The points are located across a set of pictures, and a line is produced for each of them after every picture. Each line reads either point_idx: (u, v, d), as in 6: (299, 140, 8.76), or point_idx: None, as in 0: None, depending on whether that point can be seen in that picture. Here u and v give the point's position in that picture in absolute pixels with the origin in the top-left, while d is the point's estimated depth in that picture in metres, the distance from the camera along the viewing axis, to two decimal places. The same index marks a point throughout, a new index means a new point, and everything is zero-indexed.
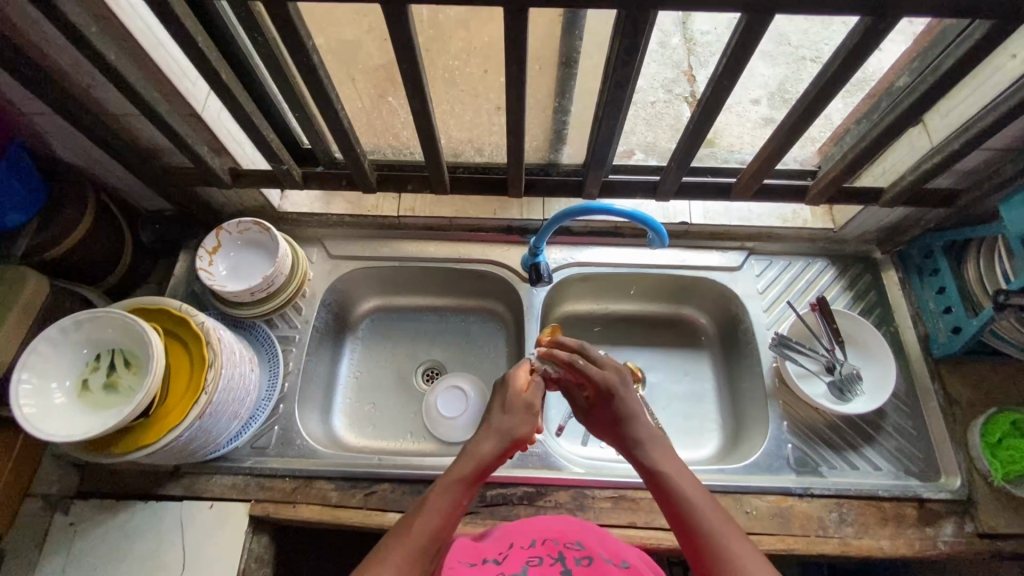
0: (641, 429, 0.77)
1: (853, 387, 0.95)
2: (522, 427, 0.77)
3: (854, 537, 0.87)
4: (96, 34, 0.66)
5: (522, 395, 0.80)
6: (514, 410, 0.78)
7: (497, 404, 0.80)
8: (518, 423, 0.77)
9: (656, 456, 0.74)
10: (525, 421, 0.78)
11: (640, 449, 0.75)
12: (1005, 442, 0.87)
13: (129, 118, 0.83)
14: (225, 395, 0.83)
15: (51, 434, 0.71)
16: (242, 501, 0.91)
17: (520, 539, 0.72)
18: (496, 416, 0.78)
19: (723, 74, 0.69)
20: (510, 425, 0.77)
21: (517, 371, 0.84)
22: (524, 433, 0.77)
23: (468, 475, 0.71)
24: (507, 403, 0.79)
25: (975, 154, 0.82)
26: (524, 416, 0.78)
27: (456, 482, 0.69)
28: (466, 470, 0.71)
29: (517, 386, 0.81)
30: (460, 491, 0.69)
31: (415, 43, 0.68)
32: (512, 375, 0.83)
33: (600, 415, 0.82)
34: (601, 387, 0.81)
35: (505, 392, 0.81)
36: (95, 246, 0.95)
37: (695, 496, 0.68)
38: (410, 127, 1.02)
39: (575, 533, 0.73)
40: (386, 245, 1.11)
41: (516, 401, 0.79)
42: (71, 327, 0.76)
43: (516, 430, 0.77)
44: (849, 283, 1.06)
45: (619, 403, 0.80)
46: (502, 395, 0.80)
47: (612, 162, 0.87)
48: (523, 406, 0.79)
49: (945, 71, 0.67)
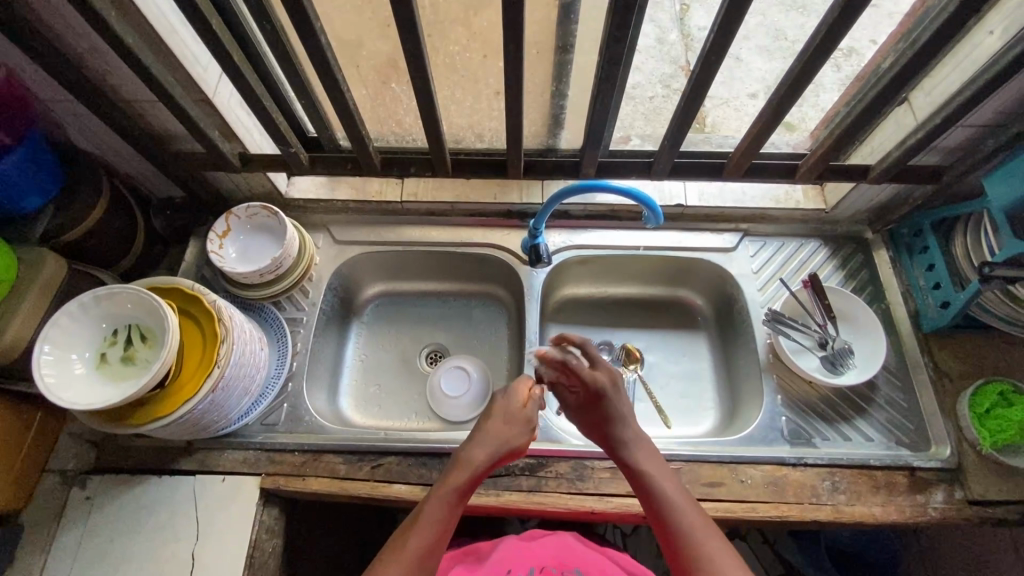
0: (626, 430, 0.81)
1: (844, 360, 0.98)
2: (518, 438, 0.80)
3: (846, 503, 0.89)
4: (115, 17, 0.70)
5: (522, 407, 0.82)
6: (511, 422, 0.81)
7: (495, 415, 0.82)
8: (513, 434, 0.80)
9: (639, 457, 0.79)
10: (521, 433, 0.81)
11: (625, 448, 0.80)
12: (993, 412, 0.90)
13: (142, 103, 0.87)
14: (237, 370, 0.87)
15: (72, 403, 0.74)
16: (253, 475, 0.94)
17: (521, 565, 0.82)
18: (493, 426, 0.80)
19: (711, 51, 0.72)
20: (506, 437, 0.80)
21: (517, 384, 0.85)
22: (520, 444, 0.81)
23: (462, 484, 0.75)
24: (505, 414, 0.82)
25: (958, 130, 0.85)
26: (521, 428, 0.81)
27: (451, 491, 0.74)
28: (459, 480, 0.75)
29: (518, 399, 0.83)
30: (455, 499, 0.74)
31: (418, 26, 0.71)
32: (513, 390, 0.85)
33: (587, 415, 0.84)
34: (591, 390, 0.83)
35: (504, 402, 0.83)
36: (110, 229, 0.98)
37: (677, 499, 0.73)
38: (412, 114, 1.05)
39: (569, 559, 0.84)
40: (389, 230, 1.14)
41: (514, 415, 0.82)
42: (91, 303, 0.80)
43: (511, 442, 0.80)
44: (841, 263, 1.09)
45: (608, 405, 0.82)
46: (501, 407, 0.82)
47: (608, 141, 0.90)
48: (522, 417, 0.82)
49: (924, 44, 0.70)
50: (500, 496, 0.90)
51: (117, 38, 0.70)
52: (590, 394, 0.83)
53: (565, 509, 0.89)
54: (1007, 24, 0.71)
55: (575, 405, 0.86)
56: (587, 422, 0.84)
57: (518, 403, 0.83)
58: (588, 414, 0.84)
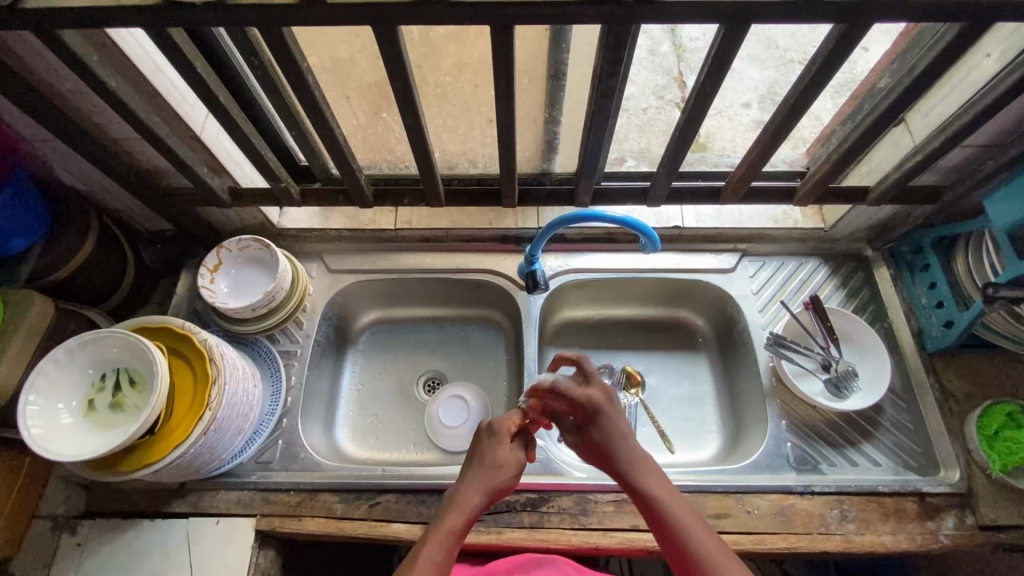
0: (626, 451, 0.79)
1: (849, 383, 0.97)
2: (507, 479, 0.78)
3: (856, 533, 0.87)
4: (98, 61, 0.68)
5: (509, 448, 0.79)
6: (500, 463, 0.78)
7: (482, 455, 0.79)
8: (501, 475, 0.77)
9: (640, 474, 0.76)
10: (510, 474, 0.78)
11: (627, 470, 0.77)
12: (1002, 435, 0.89)
13: (129, 141, 0.85)
14: (229, 411, 0.84)
15: (58, 455, 0.72)
16: (248, 516, 0.91)
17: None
18: (480, 466, 0.78)
19: (706, 81, 0.71)
20: (497, 478, 0.77)
21: (504, 419, 0.82)
22: (510, 485, 0.79)
23: (458, 527, 0.72)
24: (495, 454, 0.79)
25: (957, 151, 0.84)
26: (510, 469, 0.79)
27: (448, 534, 0.72)
28: (456, 523, 0.73)
29: (506, 435, 0.80)
30: (453, 539, 0.72)
31: (406, 64, 0.68)
32: (498, 423, 0.82)
33: (585, 440, 0.83)
34: (589, 408, 0.81)
35: (491, 444, 0.80)
36: (100, 266, 0.97)
37: (685, 518, 0.72)
38: (405, 142, 1.03)
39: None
40: (384, 258, 1.13)
41: (503, 455, 0.79)
42: (77, 348, 0.78)
43: (503, 483, 0.78)
44: (842, 281, 1.08)
45: (602, 424, 0.80)
46: (488, 447, 0.79)
47: (602, 168, 0.89)
48: (512, 457, 0.79)
49: (921, 72, 0.69)
50: (501, 535, 0.88)
51: (101, 81, 0.68)
52: (588, 413, 0.82)
53: (569, 546, 0.87)
54: (1005, 47, 0.70)
55: (572, 433, 0.85)
56: (584, 448, 0.83)
57: (507, 443, 0.80)
58: (585, 439, 0.82)
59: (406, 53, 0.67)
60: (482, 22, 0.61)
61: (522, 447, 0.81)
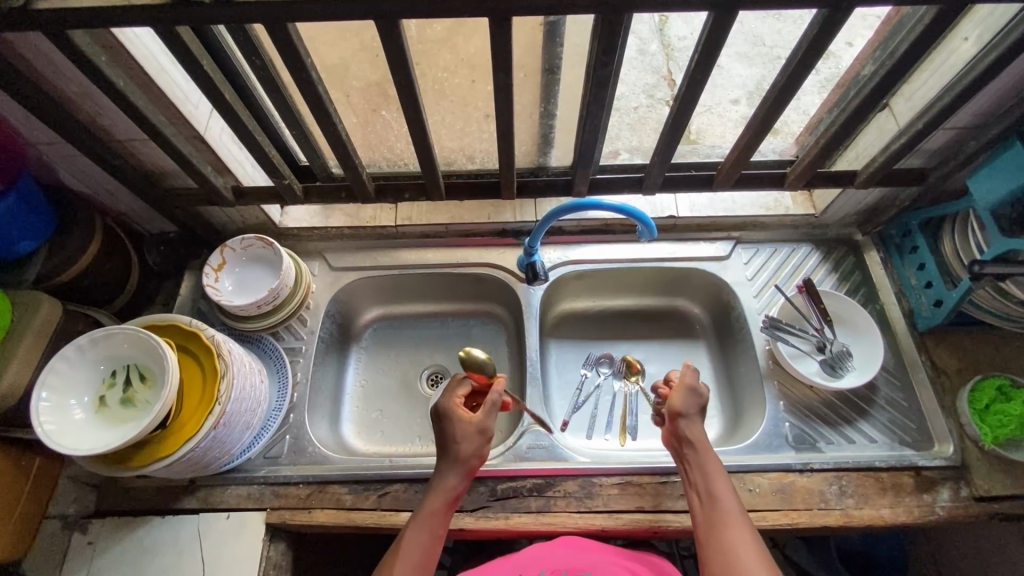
0: (686, 399, 0.83)
1: (844, 363, 0.99)
2: (478, 450, 0.81)
3: (855, 507, 0.89)
4: (105, 61, 0.69)
5: (473, 421, 0.81)
6: (464, 441, 0.81)
7: (446, 439, 0.81)
8: (471, 451, 0.81)
9: (693, 429, 0.82)
10: (477, 445, 0.81)
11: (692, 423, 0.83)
12: (993, 408, 0.92)
13: (135, 142, 0.87)
14: (238, 406, 0.86)
15: (70, 449, 0.73)
16: (258, 510, 0.92)
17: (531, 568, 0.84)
18: (448, 450, 0.81)
19: (696, 69, 0.73)
20: (467, 455, 0.81)
21: (449, 400, 0.83)
22: (481, 453, 0.82)
23: (438, 509, 0.78)
24: (457, 433, 0.81)
25: (939, 133, 0.87)
26: (477, 440, 0.82)
27: (432, 514, 0.78)
28: (437, 504, 0.78)
29: (461, 411, 0.82)
30: (439, 518, 0.78)
31: (408, 57, 0.70)
32: (448, 407, 0.82)
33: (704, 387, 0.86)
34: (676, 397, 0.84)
35: (451, 425, 0.81)
36: (104, 267, 0.98)
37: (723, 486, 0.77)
38: (404, 140, 1.06)
39: (581, 562, 0.84)
40: (386, 254, 1.15)
41: (466, 431, 0.81)
42: (88, 345, 0.79)
43: (473, 456, 0.81)
44: (833, 266, 1.10)
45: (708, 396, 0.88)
46: (450, 428, 0.81)
47: (598, 160, 0.91)
48: (474, 430, 0.81)
49: (902, 56, 0.71)
50: (509, 520, 0.89)
51: (108, 80, 0.70)
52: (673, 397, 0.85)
53: (576, 528, 0.89)
54: (981, 30, 0.74)
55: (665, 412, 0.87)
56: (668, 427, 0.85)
57: (468, 418, 0.81)
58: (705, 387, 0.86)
59: (407, 48, 0.69)
60: (481, 13, 0.63)
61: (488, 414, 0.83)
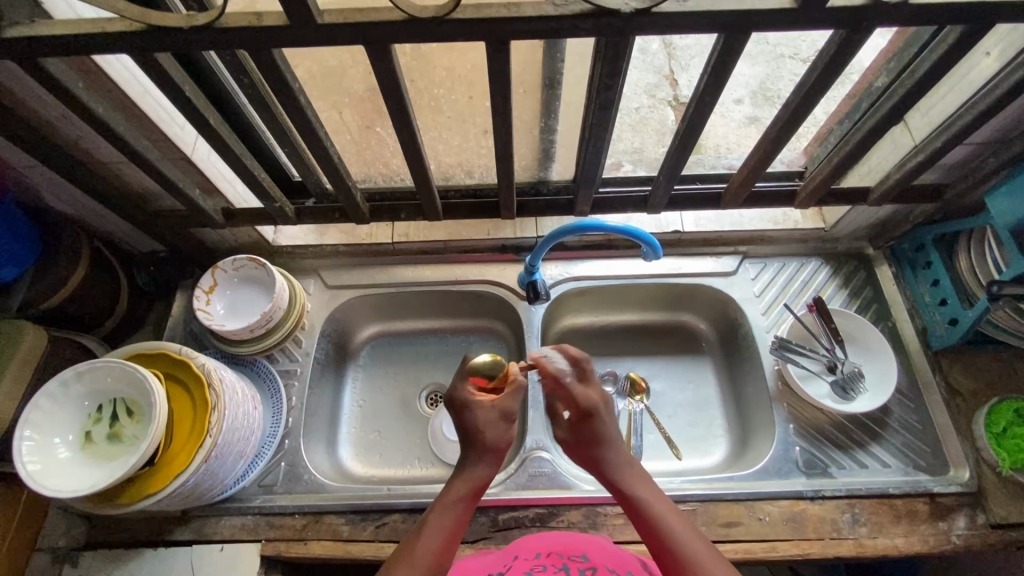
0: (594, 427, 0.74)
1: (855, 385, 0.96)
2: (504, 435, 0.74)
3: (868, 537, 0.86)
4: (82, 88, 0.66)
5: (495, 403, 0.74)
6: (487, 425, 0.74)
7: (467, 429, 0.74)
8: (497, 435, 0.74)
9: (616, 458, 0.74)
10: (501, 429, 0.74)
11: (601, 472, 0.74)
12: (1010, 432, 0.89)
13: (119, 165, 0.84)
14: (230, 437, 0.83)
15: (57, 491, 0.71)
16: (253, 542, 0.90)
17: (524, 551, 0.72)
18: (472, 438, 0.74)
19: (704, 92, 0.70)
20: (494, 439, 0.74)
21: (462, 389, 0.76)
22: (508, 437, 0.75)
23: (463, 495, 0.71)
24: (479, 421, 0.74)
25: (958, 149, 0.83)
26: (502, 424, 0.74)
27: (456, 500, 0.71)
28: (461, 490, 0.72)
29: (479, 398, 0.75)
30: (461, 507, 0.71)
31: (400, 81, 0.67)
32: (466, 397, 0.76)
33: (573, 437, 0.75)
34: (584, 407, 0.74)
35: (472, 414, 0.74)
36: (92, 292, 0.95)
37: (676, 525, 0.67)
38: (399, 155, 1.02)
39: (577, 546, 0.73)
40: (382, 272, 1.12)
41: (489, 417, 0.74)
42: (72, 380, 0.76)
43: (499, 441, 0.74)
44: (844, 281, 1.07)
45: (596, 422, 0.74)
46: (469, 418, 0.74)
47: (601, 178, 0.88)
48: (497, 415, 0.74)
49: (922, 75, 0.68)
50: None
51: (86, 108, 0.66)
52: (583, 410, 0.75)
53: None
54: (1003, 46, 0.70)
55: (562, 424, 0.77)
56: (573, 445, 0.75)
57: (490, 402, 0.75)
58: (573, 436, 0.75)
59: (400, 72, 0.66)
60: (476, 36, 0.59)
61: (517, 399, 0.76)
